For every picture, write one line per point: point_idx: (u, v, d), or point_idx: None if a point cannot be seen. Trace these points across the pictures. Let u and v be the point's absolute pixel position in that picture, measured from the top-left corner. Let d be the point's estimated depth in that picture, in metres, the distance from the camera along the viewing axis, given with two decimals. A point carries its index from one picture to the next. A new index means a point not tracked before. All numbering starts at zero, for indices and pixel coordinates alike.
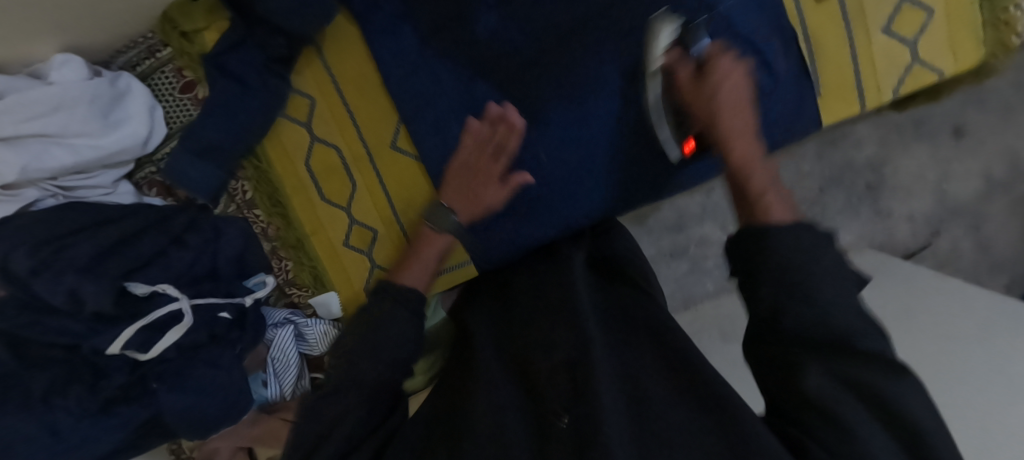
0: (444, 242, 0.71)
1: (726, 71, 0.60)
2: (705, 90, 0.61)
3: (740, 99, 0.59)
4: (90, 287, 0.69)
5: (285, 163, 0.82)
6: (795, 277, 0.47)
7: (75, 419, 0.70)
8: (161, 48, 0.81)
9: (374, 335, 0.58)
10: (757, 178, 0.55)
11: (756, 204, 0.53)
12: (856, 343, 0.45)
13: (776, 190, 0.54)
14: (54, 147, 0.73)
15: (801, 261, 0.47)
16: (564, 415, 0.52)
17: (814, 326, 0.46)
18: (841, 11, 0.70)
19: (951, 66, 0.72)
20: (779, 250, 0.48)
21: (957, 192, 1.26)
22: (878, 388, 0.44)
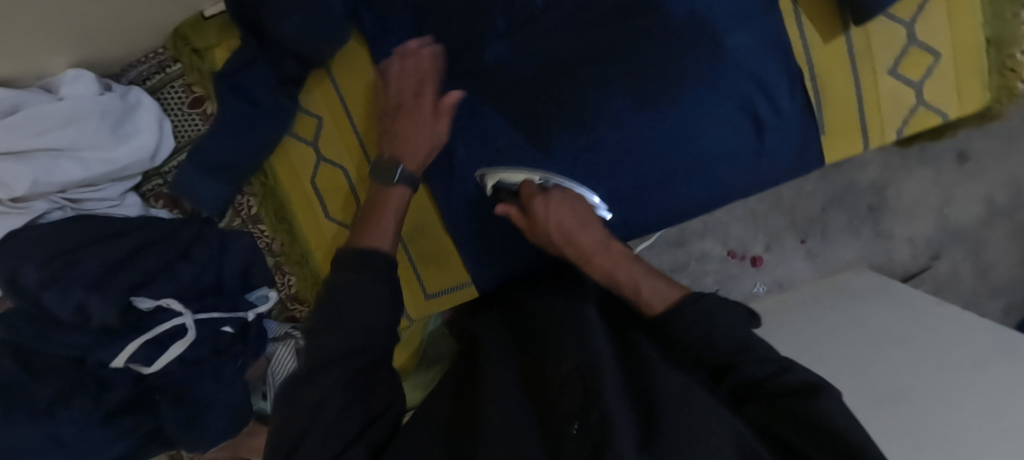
0: (403, 192, 0.67)
1: (548, 210, 0.65)
2: (541, 231, 0.66)
3: (573, 222, 0.65)
4: (97, 301, 0.70)
5: (292, 180, 0.83)
6: (710, 332, 0.55)
7: (78, 429, 0.71)
8: (171, 64, 0.82)
9: (368, 316, 0.55)
10: (624, 277, 0.63)
11: (637, 301, 0.62)
12: (781, 377, 0.51)
13: (647, 280, 0.62)
14: (66, 160, 0.74)
15: (707, 312, 0.56)
16: (576, 421, 0.49)
17: (742, 362, 0.54)
18: (848, 52, 0.71)
19: (955, 110, 0.73)
20: (689, 312, 0.57)
21: (959, 218, 1.25)
22: (823, 409, 0.47)
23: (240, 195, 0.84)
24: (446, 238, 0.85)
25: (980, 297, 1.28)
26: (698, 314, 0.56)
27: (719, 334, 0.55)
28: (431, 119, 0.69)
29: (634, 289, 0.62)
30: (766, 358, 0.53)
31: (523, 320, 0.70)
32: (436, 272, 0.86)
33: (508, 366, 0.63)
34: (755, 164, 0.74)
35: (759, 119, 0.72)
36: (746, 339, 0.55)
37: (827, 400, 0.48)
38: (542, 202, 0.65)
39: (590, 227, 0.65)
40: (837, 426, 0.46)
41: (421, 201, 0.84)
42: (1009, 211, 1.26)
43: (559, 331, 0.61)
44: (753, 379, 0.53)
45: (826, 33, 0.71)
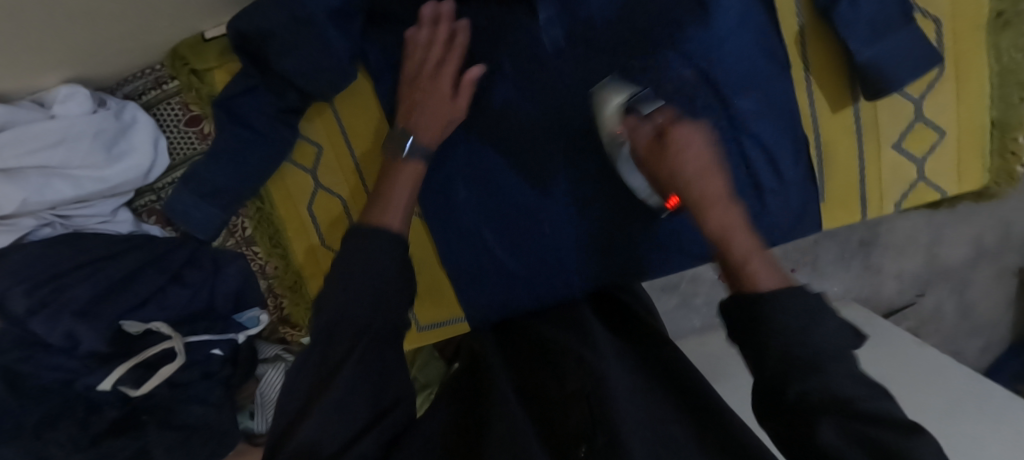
0: (416, 166, 0.64)
1: (687, 137, 0.56)
2: (667, 157, 0.56)
3: (711, 157, 0.55)
4: (85, 329, 0.72)
5: (287, 205, 0.83)
6: (797, 325, 0.42)
7: (65, 452, 0.71)
8: (168, 81, 0.80)
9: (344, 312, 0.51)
10: (737, 247, 0.49)
11: (736, 276, 0.48)
12: (871, 397, 0.40)
13: (757, 253, 0.49)
14: (55, 179, 0.73)
15: (814, 308, 0.43)
16: (584, 445, 0.53)
17: (840, 377, 0.41)
18: (855, 123, 0.71)
19: (954, 187, 0.73)
20: (783, 303, 0.43)
21: (950, 258, 1.25)
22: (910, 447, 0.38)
23: (235, 217, 0.82)
24: (441, 273, 0.84)
25: (958, 334, 1.30)
26: (811, 304, 0.43)
27: (815, 334, 0.42)
28: (450, 92, 0.68)
29: (737, 260, 0.49)
30: (856, 373, 0.41)
31: (532, 340, 0.72)
32: (431, 305, 0.85)
33: (512, 379, 0.65)
34: (756, 225, 0.73)
35: (761, 183, 0.72)
36: (840, 350, 0.42)
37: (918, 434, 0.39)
38: (679, 128, 0.57)
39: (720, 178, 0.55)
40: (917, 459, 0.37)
41: (418, 234, 0.83)
42: (994, 253, 1.26)
43: (564, 355, 0.62)
44: (842, 397, 0.40)
45: (836, 102, 0.71)
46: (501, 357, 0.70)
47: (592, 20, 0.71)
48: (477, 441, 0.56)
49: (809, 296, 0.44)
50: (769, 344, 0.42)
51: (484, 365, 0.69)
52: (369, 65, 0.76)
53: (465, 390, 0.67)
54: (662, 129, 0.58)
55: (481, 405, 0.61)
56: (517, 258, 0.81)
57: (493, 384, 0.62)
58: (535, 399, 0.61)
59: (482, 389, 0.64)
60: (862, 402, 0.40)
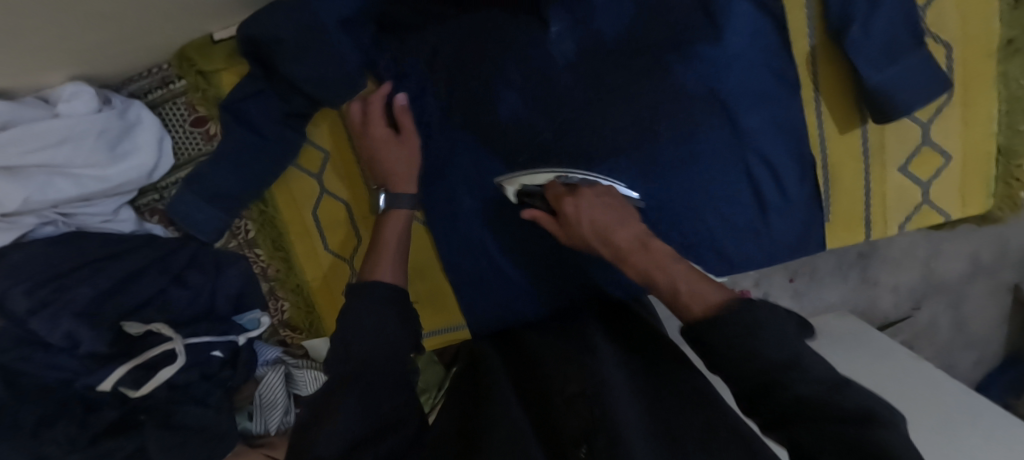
0: (404, 213, 0.71)
1: (576, 210, 0.60)
2: (573, 232, 0.61)
3: (603, 216, 0.59)
4: (86, 331, 0.71)
5: (291, 208, 0.83)
6: (749, 338, 0.43)
7: (63, 453, 0.70)
8: (174, 80, 0.80)
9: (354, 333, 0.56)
10: (663, 279, 0.53)
11: (672, 303, 0.51)
12: (843, 398, 0.39)
13: (687, 279, 0.52)
14: (57, 178, 0.72)
15: (754, 320, 0.44)
16: (584, 445, 0.50)
17: (802, 385, 0.40)
18: (863, 145, 0.71)
19: (958, 211, 0.73)
20: (730, 323, 0.45)
21: (946, 273, 1.26)
22: (889, 443, 0.36)
23: (238, 220, 0.82)
24: (444, 281, 0.86)
25: (951, 348, 1.31)
26: (754, 317, 0.45)
27: (764, 345, 0.43)
28: (392, 138, 0.72)
29: (671, 288, 0.52)
30: (819, 376, 0.41)
31: (531, 350, 0.71)
32: (432, 312, 0.86)
33: (513, 386, 0.63)
34: (756, 243, 0.74)
35: (764, 202, 0.72)
36: (796, 353, 0.43)
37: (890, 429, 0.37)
38: (561, 203, 0.62)
39: (627, 225, 0.59)
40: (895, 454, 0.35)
41: (421, 242, 0.84)
42: (990, 269, 1.26)
43: (563, 363, 0.62)
44: (807, 397, 0.40)
45: (844, 124, 0.71)
46: (505, 366, 0.69)
47: (603, 33, 0.70)
48: (477, 429, 0.52)
49: (751, 311, 0.45)
50: (732, 367, 0.43)
51: (484, 372, 0.67)
52: (378, 72, 0.75)
53: (466, 392, 0.65)
54: (558, 209, 0.62)
55: (476, 404, 0.59)
56: (518, 267, 0.81)
57: (494, 386, 0.61)
58: (535, 403, 0.59)
59: (479, 393, 0.62)
60: (829, 404, 0.39)
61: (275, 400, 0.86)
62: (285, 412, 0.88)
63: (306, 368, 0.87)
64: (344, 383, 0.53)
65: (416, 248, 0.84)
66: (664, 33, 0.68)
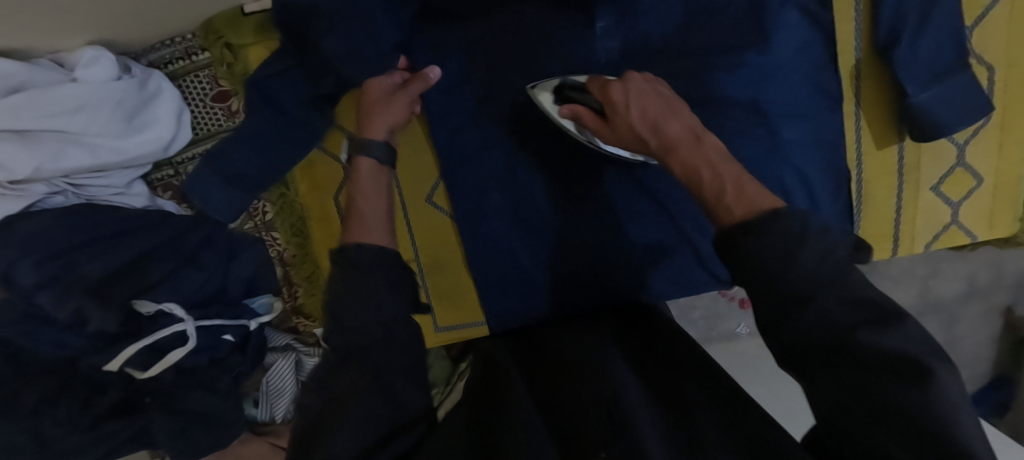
0: (370, 161, 0.60)
1: (625, 96, 0.51)
2: (619, 126, 0.51)
3: (655, 106, 0.49)
4: (95, 309, 0.69)
5: (313, 193, 0.81)
6: (774, 260, 0.37)
7: (63, 432, 0.69)
8: (198, 51, 0.76)
9: (365, 305, 0.48)
10: (710, 177, 0.44)
11: (711, 206, 0.43)
12: (883, 335, 0.33)
13: (734, 181, 0.43)
14: (71, 146, 0.68)
15: (788, 240, 0.37)
16: (602, 450, 0.46)
17: (842, 315, 0.34)
18: (898, 163, 0.71)
19: (984, 233, 0.74)
20: (766, 231, 0.38)
21: (941, 294, 1.06)
22: (930, 405, 0.32)
23: (257, 201, 0.80)
24: (465, 276, 0.83)
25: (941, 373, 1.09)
26: (795, 230, 0.37)
27: (805, 254, 0.36)
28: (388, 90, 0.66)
29: (716, 193, 0.43)
30: (854, 299, 0.35)
31: (549, 349, 0.68)
32: (450, 307, 0.84)
33: (528, 381, 0.60)
34: None
35: None
36: (835, 276, 0.36)
37: (938, 386, 0.32)
38: (606, 95, 0.53)
39: (679, 115, 0.49)
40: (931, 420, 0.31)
41: (445, 235, 0.82)
42: (985, 292, 1.06)
43: (581, 367, 0.59)
44: (836, 330, 0.34)
45: (881, 140, 0.71)
46: (519, 364, 0.65)
47: (648, 35, 0.69)
48: (486, 427, 0.48)
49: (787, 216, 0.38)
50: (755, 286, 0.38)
51: (499, 368, 0.64)
52: (414, 63, 0.73)
53: (479, 385, 0.61)
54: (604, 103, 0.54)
55: (487, 400, 0.54)
56: (547, 270, 0.78)
57: (508, 387, 0.56)
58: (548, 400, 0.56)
59: (495, 388, 0.57)
60: (867, 348, 0.33)
61: (282, 388, 0.83)
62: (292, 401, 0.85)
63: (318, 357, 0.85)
64: (355, 357, 0.46)
65: (439, 240, 0.83)
66: (708, 37, 0.67)
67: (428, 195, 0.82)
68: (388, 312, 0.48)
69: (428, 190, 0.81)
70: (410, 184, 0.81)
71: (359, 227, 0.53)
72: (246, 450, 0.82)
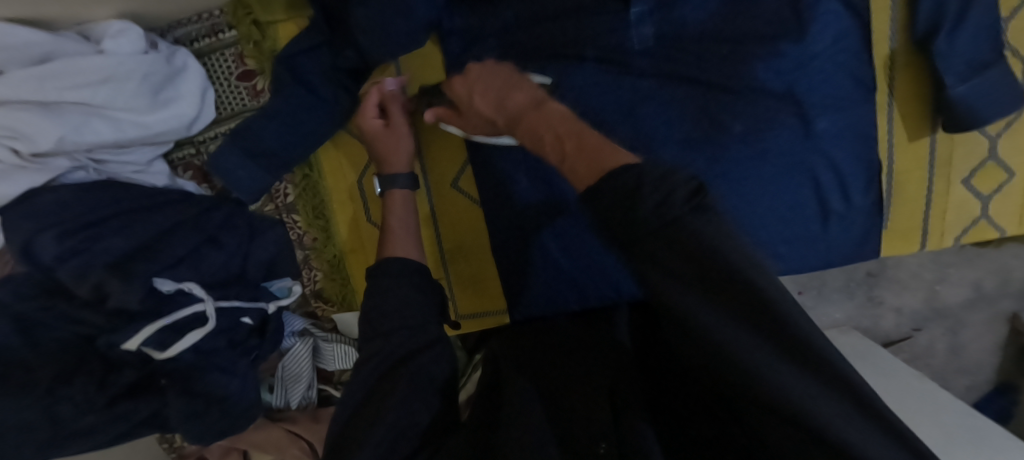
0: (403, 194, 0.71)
1: (468, 89, 0.63)
2: (470, 111, 0.64)
3: (495, 88, 0.60)
4: (117, 284, 0.66)
5: (336, 176, 0.80)
6: (620, 204, 0.40)
7: (79, 410, 0.69)
8: (226, 30, 0.75)
9: (397, 313, 0.58)
10: (549, 133, 0.51)
11: (567, 173, 0.48)
12: (714, 296, 0.36)
13: (572, 140, 0.49)
14: (94, 119, 0.67)
15: (633, 184, 0.39)
16: (603, 442, 0.52)
17: (679, 270, 0.37)
18: (929, 156, 0.72)
19: (1014, 228, 0.75)
20: (610, 183, 0.41)
21: (949, 300, 1.05)
22: (752, 363, 0.35)
23: (280, 182, 0.79)
24: (489, 263, 0.83)
25: (943, 379, 1.07)
26: (651, 175, 0.40)
27: (643, 211, 0.38)
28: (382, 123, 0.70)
29: (558, 151, 0.50)
30: (701, 253, 0.36)
31: (546, 339, 0.74)
32: (473, 294, 0.84)
33: (526, 366, 0.67)
34: (811, 249, 0.74)
35: (828, 208, 0.72)
36: (683, 231, 0.37)
37: (763, 343, 0.35)
38: (453, 89, 0.66)
39: (516, 87, 0.59)
40: (755, 372, 0.35)
41: (471, 220, 0.82)
42: (993, 298, 1.04)
43: (583, 366, 0.65)
44: (686, 304, 0.37)
45: (913, 132, 0.72)
46: (516, 355, 0.71)
47: (685, 23, 0.68)
48: (487, 439, 0.54)
49: (639, 169, 0.40)
50: (615, 233, 0.40)
51: (505, 364, 0.69)
52: (448, 46, 0.74)
53: (488, 383, 0.67)
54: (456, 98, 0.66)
55: (498, 405, 0.60)
56: (570, 259, 0.79)
57: (510, 380, 0.64)
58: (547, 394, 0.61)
59: (498, 384, 0.65)
60: (703, 320, 0.36)
61: (299, 374, 0.84)
62: (308, 387, 0.86)
63: (333, 342, 0.85)
64: (396, 368, 0.55)
65: (462, 226, 0.82)
66: (745, 27, 0.68)
67: (453, 179, 0.81)
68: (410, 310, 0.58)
69: (454, 175, 0.81)
70: (438, 165, 0.80)
71: (395, 239, 0.66)
72: (259, 435, 0.83)
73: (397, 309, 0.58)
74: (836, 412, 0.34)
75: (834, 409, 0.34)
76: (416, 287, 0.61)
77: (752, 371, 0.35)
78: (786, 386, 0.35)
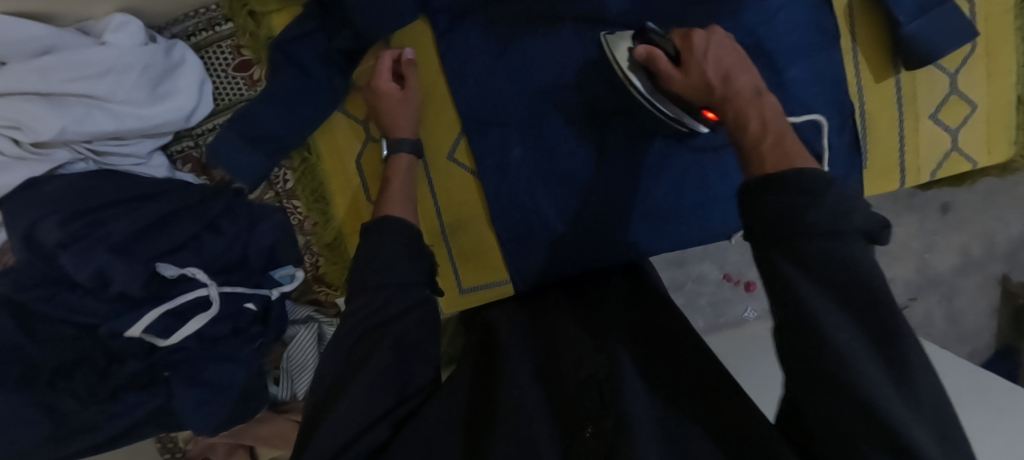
0: (407, 160, 0.73)
1: (705, 44, 0.56)
2: (692, 69, 0.56)
3: (731, 60, 0.53)
4: (121, 267, 0.67)
5: (334, 159, 0.82)
6: (794, 200, 0.38)
7: (81, 404, 0.68)
8: (222, 22, 0.78)
9: (396, 273, 0.57)
10: (755, 125, 0.47)
11: (753, 160, 0.45)
12: (852, 298, 0.37)
13: (776, 135, 0.45)
14: (95, 111, 0.68)
15: (818, 186, 0.39)
16: (590, 425, 0.49)
17: (813, 261, 0.37)
18: (897, 94, 0.76)
19: (983, 158, 0.79)
20: (794, 185, 0.39)
21: (939, 267, 1.02)
22: (849, 360, 0.35)
23: (280, 167, 0.81)
24: (489, 235, 0.84)
25: (944, 348, 1.04)
26: (823, 187, 0.39)
27: (813, 213, 0.38)
28: (396, 88, 0.74)
29: (755, 143, 0.46)
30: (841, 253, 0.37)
31: (547, 314, 0.72)
32: (474, 267, 0.85)
33: (530, 350, 0.64)
34: None
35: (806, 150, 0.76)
36: (840, 229, 0.37)
37: (865, 347, 0.36)
38: (689, 41, 0.58)
39: (749, 71, 0.52)
40: (847, 369, 0.35)
41: (469, 194, 0.83)
42: (979, 262, 1.02)
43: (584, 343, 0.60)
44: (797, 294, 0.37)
45: (878, 71, 0.75)
46: (514, 323, 0.70)
47: None
48: (479, 446, 0.50)
49: (812, 176, 0.40)
50: (776, 217, 0.39)
51: (495, 332, 0.69)
52: (436, 25, 0.77)
53: (478, 355, 0.66)
54: (684, 51, 0.59)
55: (489, 373, 0.60)
56: (565, 220, 0.81)
57: (502, 365, 0.60)
58: (548, 378, 0.58)
59: (492, 369, 0.61)
60: (818, 310, 0.36)
61: (305, 362, 0.83)
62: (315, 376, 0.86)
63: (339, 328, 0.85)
64: (384, 325, 0.55)
65: (460, 200, 0.83)
66: None
67: (449, 153, 0.82)
68: (409, 276, 0.58)
69: (449, 148, 0.82)
70: (433, 141, 0.82)
71: (391, 202, 0.67)
72: (266, 429, 0.82)
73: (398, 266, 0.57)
74: (912, 417, 0.35)
75: (909, 414, 0.35)
76: (405, 253, 0.59)
77: (851, 371, 0.35)
78: (874, 388, 0.35)
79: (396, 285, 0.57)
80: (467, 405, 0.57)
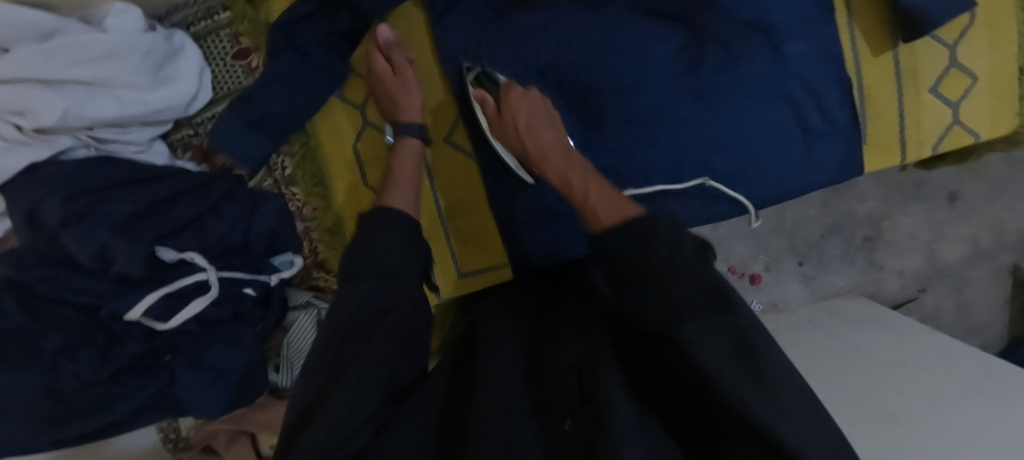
0: (413, 141, 0.73)
1: (516, 99, 0.69)
2: (506, 120, 0.69)
3: (540, 115, 0.68)
4: (123, 246, 0.67)
5: (333, 144, 0.83)
6: (648, 234, 0.47)
7: (81, 387, 0.68)
8: (220, 11, 0.80)
9: (388, 251, 0.57)
10: (579, 183, 0.60)
11: (585, 211, 0.57)
12: (717, 317, 0.42)
13: (599, 192, 0.58)
14: (98, 95, 0.69)
15: (651, 227, 0.47)
16: (569, 418, 0.48)
17: (676, 290, 0.43)
18: (895, 69, 0.76)
19: (986, 131, 0.78)
20: (632, 232, 0.48)
21: (949, 257, 0.99)
22: (716, 374, 0.39)
23: (279, 153, 0.82)
24: (486, 217, 0.84)
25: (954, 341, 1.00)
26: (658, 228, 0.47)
27: (657, 243, 0.46)
28: (389, 68, 0.75)
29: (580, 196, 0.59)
30: (704, 283, 0.43)
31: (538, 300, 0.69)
32: (473, 251, 0.85)
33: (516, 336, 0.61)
34: (801, 168, 0.76)
35: (808, 125, 0.75)
36: (687, 261, 0.45)
37: (735, 366, 0.40)
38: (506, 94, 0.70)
39: (553, 130, 0.67)
40: (720, 382, 0.39)
41: (466, 176, 0.84)
42: (990, 253, 0.99)
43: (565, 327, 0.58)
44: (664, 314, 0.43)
45: (876, 46, 0.75)
46: (502, 308, 0.67)
47: None
48: (461, 440, 0.49)
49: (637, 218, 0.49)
50: (630, 253, 0.47)
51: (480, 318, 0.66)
52: (433, 8, 0.78)
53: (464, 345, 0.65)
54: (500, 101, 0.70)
55: (472, 361, 0.58)
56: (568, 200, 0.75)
57: (480, 357, 0.57)
58: (529, 367, 0.56)
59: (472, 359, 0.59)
60: (689, 327, 0.41)
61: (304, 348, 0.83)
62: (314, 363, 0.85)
63: None
64: (378, 318, 0.53)
65: (458, 183, 0.84)
66: None
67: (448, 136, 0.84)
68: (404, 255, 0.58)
69: (448, 132, 0.84)
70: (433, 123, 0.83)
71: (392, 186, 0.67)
72: (267, 415, 0.81)
73: (387, 245, 0.57)
74: (795, 430, 0.37)
75: (789, 424, 0.37)
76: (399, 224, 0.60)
77: (720, 384, 0.39)
78: (751, 400, 0.38)
79: (388, 259, 0.57)
80: (446, 399, 0.56)
